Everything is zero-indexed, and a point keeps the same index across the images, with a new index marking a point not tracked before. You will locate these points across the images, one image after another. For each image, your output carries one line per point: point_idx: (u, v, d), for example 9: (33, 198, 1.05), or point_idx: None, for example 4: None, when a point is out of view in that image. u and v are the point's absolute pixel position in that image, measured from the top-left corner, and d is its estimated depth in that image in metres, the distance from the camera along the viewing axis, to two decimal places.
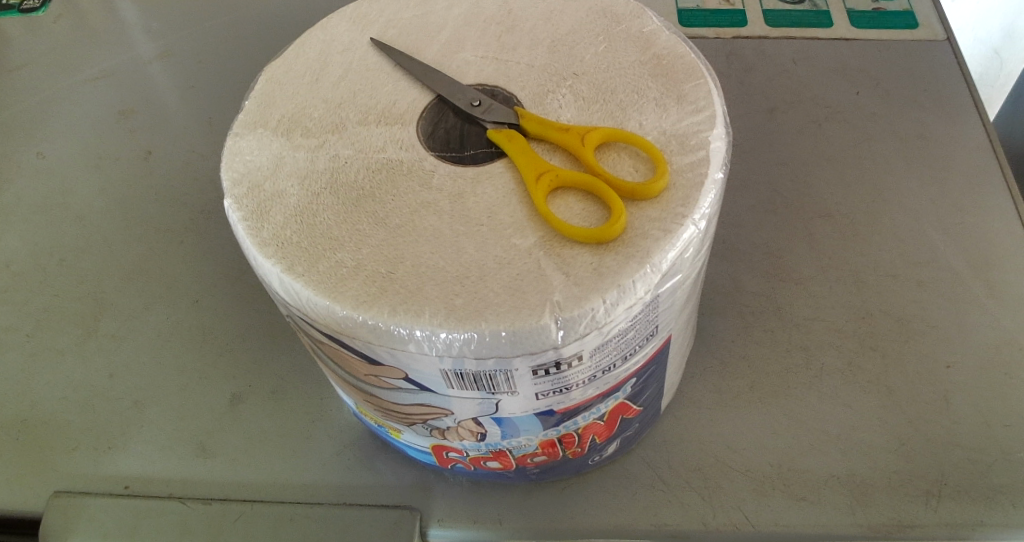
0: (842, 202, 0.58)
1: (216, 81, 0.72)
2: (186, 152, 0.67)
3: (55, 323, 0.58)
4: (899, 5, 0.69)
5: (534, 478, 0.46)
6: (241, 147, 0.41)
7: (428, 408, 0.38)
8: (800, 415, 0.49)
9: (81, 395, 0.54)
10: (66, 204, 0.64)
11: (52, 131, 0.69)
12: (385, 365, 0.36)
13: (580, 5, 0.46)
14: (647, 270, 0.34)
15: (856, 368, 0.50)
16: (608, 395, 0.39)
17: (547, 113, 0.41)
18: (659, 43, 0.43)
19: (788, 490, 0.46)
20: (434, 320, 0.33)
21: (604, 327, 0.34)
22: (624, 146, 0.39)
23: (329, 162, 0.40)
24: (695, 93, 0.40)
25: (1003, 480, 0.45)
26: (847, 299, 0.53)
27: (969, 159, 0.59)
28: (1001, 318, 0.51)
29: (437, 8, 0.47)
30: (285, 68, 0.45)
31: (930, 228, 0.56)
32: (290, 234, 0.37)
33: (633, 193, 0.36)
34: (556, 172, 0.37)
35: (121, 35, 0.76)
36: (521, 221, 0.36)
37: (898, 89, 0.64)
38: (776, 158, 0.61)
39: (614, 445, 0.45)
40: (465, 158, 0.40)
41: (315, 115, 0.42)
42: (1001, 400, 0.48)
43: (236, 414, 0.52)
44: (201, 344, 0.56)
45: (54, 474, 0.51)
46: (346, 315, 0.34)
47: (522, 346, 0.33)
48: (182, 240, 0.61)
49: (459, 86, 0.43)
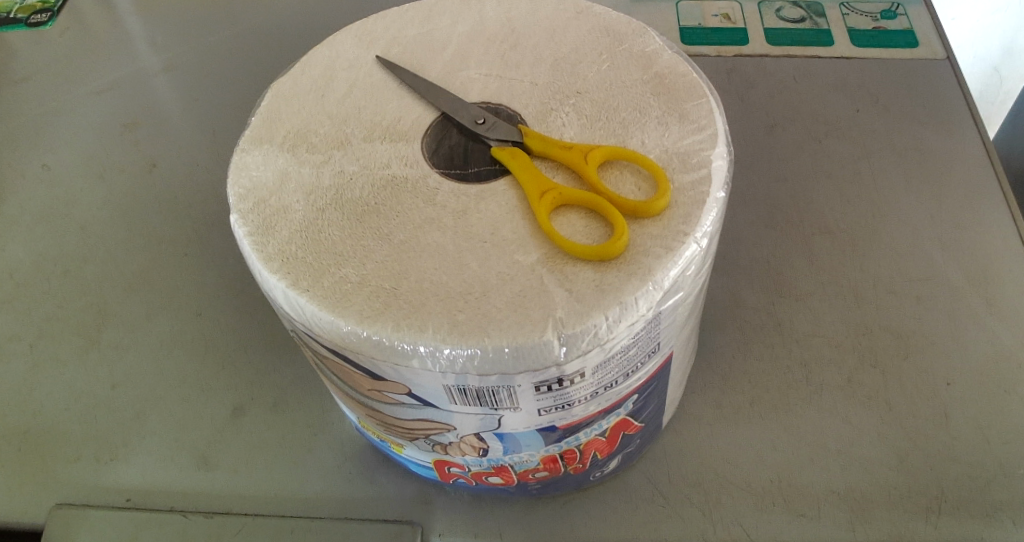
0: (842, 218, 0.58)
1: (221, 94, 0.72)
2: (190, 164, 0.67)
3: (58, 333, 0.58)
4: (899, 23, 0.70)
5: (536, 492, 0.46)
6: (247, 162, 0.41)
7: (431, 423, 0.38)
8: (799, 430, 0.49)
9: (83, 405, 0.54)
10: (70, 214, 0.65)
11: (55, 142, 0.70)
12: (388, 380, 0.36)
13: (583, 24, 0.47)
14: (649, 287, 0.34)
15: (856, 383, 0.51)
16: (610, 411, 0.39)
17: (550, 131, 0.41)
18: (660, 62, 0.43)
19: (787, 505, 0.46)
20: (438, 336, 0.34)
21: (606, 343, 0.34)
22: (627, 164, 0.39)
23: (334, 178, 0.40)
24: (697, 111, 0.40)
25: (1001, 496, 0.46)
26: (846, 314, 0.54)
27: (968, 176, 0.59)
28: (1000, 334, 0.51)
29: (441, 25, 0.48)
30: (291, 83, 0.45)
31: (929, 244, 0.56)
32: (295, 249, 0.37)
33: (635, 210, 0.37)
34: (559, 190, 0.38)
35: (126, 47, 0.77)
36: (524, 238, 0.37)
37: (899, 105, 0.64)
38: (776, 173, 0.62)
39: (615, 460, 0.46)
40: (468, 175, 0.40)
41: (320, 131, 0.42)
42: (1000, 416, 0.48)
43: (237, 426, 0.52)
44: (203, 355, 0.56)
45: (55, 485, 0.51)
46: (350, 330, 0.34)
47: (525, 362, 0.33)
48: (185, 251, 0.62)
49: (462, 103, 0.43)
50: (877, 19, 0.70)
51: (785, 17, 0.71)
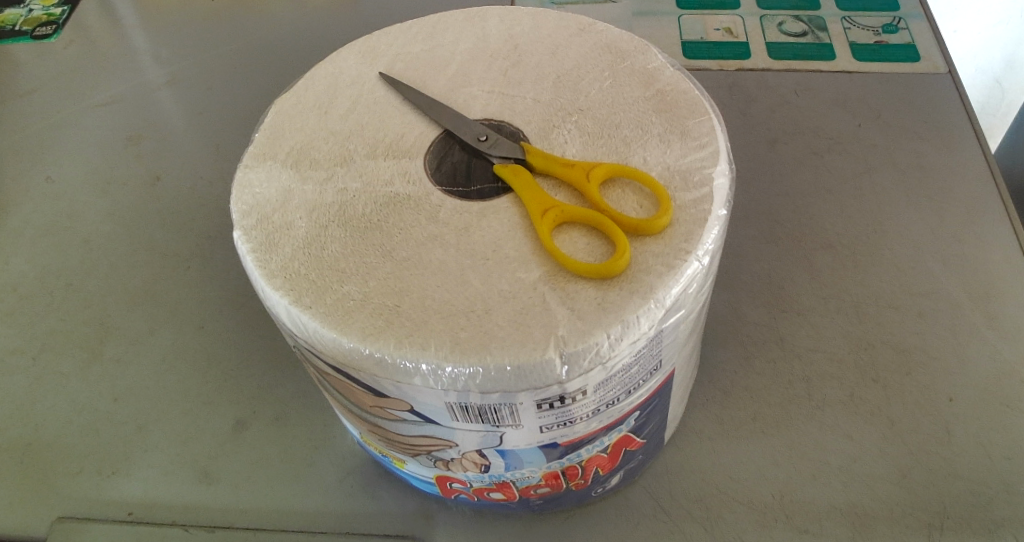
0: (843, 233, 0.58)
1: (225, 106, 0.73)
2: (193, 178, 0.68)
3: (60, 347, 0.58)
4: (900, 38, 0.70)
5: (537, 508, 0.46)
6: (250, 178, 0.41)
7: (432, 439, 0.38)
8: (801, 446, 0.49)
9: (85, 419, 0.54)
10: (73, 228, 0.65)
11: (59, 156, 0.70)
12: (390, 397, 0.36)
13: (585, 41, 0.47)
14: (651, 305, 0.34)
15: (857, 399, 0.51)
16: (612, 427, 0.39)
17: (551, 148, 0.42)
18: (662, 79, 0.44)
19: (789, 521, 0.46)
20: (440, 354, 0.34)
21: (608, 361, 0.34)
22: (628, 182, 0.39)
23: (337, 195, 0.40)
24: (699, 128, 0.41)
25: (1004, 513, 0.46)
26: (848, 329, 0.54)
27: (968, 191, 0.60)
28: (1001, 350, 0.51)
29: (445, 42, 0.48)
30: (295, 100, 0.45)
31: (930, 259, 0.56)
32: (298, 266, 0.37)
33: (637, 229, 0.37)
34: (561, 207, 0.38)
35: (130, 60, 0.77)
36: (526, 256, 0.37)
37: (900, 119, 0.65)
38: (777, 187, 0.62)
39: (617, 476, 0.46)
40: (471, 192, 0.40)
41: (323, 148, 0.42)
42: (1002, 432, 0.48)
43: (239, 441, 0.52)
44: (204, 369, 0.56)
45: (57, 500, 0.51)
46: (352, 347, 0.34)
47: (526, 381, 0.33)
48: (188, 265, 0.62)
49: (465, 120, 0.43)
50: (879, 33, 0.71)
51: (787, 32, 0.71)
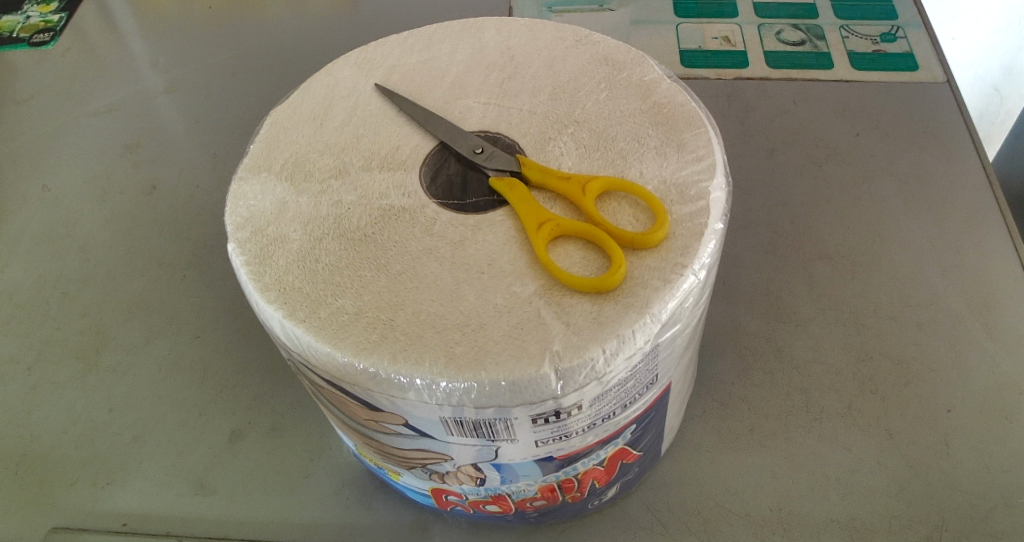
0: (842, 243, 0.58)
1: (222, 114, 0.73)
2: (191, 186, 0.68)
3: (56, 356, 0.58)
4: (898, 47, 0.70)
5: (534, 520, 0.46)
6: (245, 190, 0.41)
7: (427, 452, 0.38)
8: (799, 457, 0.49)
9: (81, 428, 0.54)
10: (71, 235, 0.65)
11: (56, 164, 0.70)
12: (385, 411, 0.36)
13: (582, 52, 0.47)
14: (647, 320, 0.34)
15: (856, 410, 0.50)
16: (608, 441, 0.39)
17: (548, 160, 0.41)
18: (659, 91, 0.43)
19: (787, 534, 0.46)
20: (435, 369, 0.33)
21: (604, 377, 0.34)
22: (624, 195, 0.39)
23: (332, 207, 0.40)
24: (695, 141, 0.40)
25: (1003, 525, 0.45)
26: (846, 340, 0.53)
27: (967, 200, 0.59)
28: (1000, 361, 0.51)
29: (441, 53, 0.48)
30: (291, 111, 0.45)
31: (928, 269, 0.56)
32: (293, 279, 0.37)
33: (633, 242, 0.36)
34: (557, 221, 0.38)
35: (128, 68, 0.77)
36: (521, 270, 0.37)
37: (899, 128, 0.64)
38: (776, 196, 0.62)
39: (614, 488, 0.45)
40: (466, 205, 0.40)
41: (318, 160, 0.42)
42: (1001, 444, 0.48)
43: (235, 450, 0.52)
44: (201, 379, 0.56)
45: (52, 511, 0.51)
46: (346, 362, 0.34)
47: (522, 396, 0.33)
48: (185, 274, 0.62)
49: (461, 132, 0.43)
50: (877, 42, 0.71)
51: (785, 41, 0.71)
